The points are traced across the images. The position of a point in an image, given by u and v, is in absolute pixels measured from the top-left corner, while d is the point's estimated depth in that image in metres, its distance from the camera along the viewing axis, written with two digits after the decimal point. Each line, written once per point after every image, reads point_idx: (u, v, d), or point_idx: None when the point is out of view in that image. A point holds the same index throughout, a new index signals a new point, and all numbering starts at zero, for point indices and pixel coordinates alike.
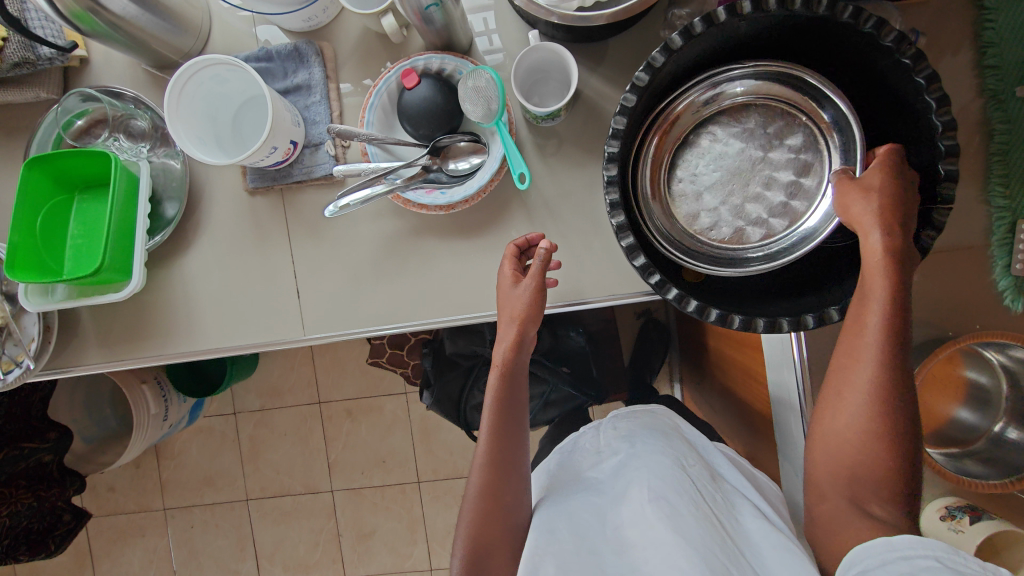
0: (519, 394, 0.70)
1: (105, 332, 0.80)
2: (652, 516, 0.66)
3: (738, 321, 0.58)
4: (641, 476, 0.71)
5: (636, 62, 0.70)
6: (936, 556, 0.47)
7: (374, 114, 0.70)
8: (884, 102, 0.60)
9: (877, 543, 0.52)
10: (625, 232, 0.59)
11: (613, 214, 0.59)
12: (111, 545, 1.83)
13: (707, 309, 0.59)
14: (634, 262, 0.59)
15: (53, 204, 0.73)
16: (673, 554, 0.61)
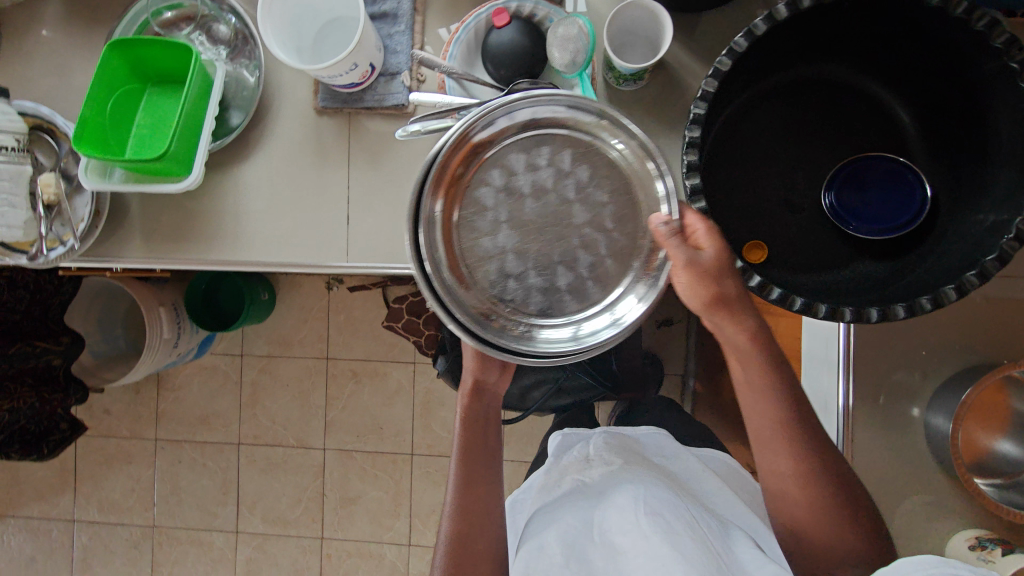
0: (486, 435, 0.81)
1: (150, 228, 0.80)
2: (649, 531, 0.64)
3: (799, 303, 0.56)
4: (635, 489, 0.70)
5: (726, 38, 0.70)
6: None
7: (458, 48, 0.70)
8: (979, 102, 0.59)
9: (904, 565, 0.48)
10: (698, 196, 0.59)
11: (687, 176, 0.59)
12: (96, 468, 1.82)
13: (768, 287, 0.57)
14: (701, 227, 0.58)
15: (126, 90, 0.74)
16: (668, 568, 0.59)
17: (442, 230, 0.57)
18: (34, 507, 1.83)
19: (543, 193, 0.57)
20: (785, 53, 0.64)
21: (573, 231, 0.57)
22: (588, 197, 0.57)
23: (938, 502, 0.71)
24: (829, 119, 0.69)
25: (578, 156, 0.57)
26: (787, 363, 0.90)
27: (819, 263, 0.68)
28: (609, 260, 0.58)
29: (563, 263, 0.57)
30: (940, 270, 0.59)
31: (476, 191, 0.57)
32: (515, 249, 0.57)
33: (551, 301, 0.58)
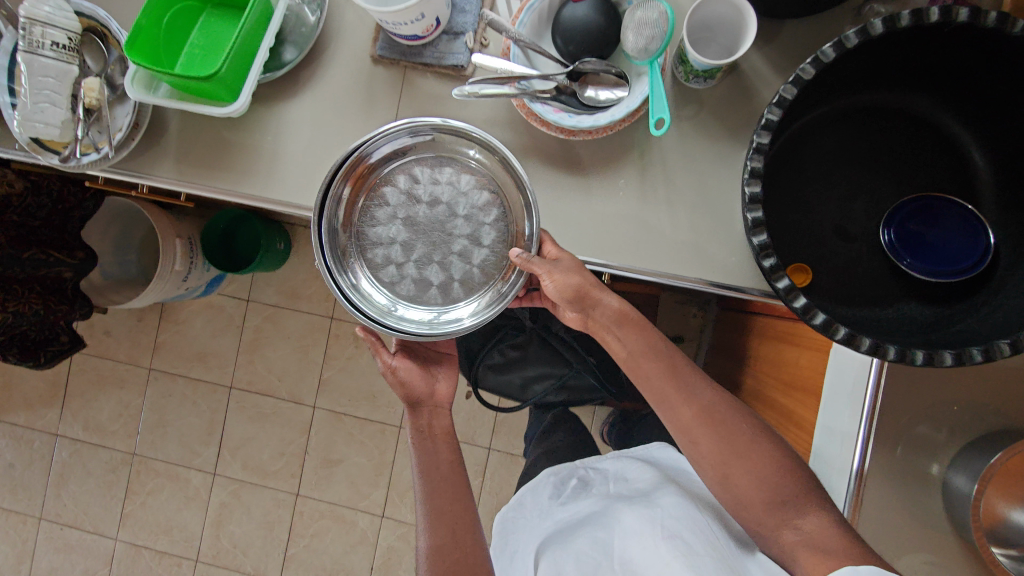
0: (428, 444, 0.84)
1: (186, 150, 0.78)
2: (669, 554, 0.71)
3: (842, 333, 0.54)
4: (651, 512, 0.78)
5: (806, 51, 0.68)
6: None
7: (529, 16, 0.67)
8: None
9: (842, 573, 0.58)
10: (756, 205, 0.56)
11: (748, 184, 0.56)
12: (87, 387, 1.82)
13: (812, 310, 0.55)
14: (754, 238, 0.57)
15: (185, 6, 0.72)
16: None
17: (346, 207, 0.71)
18: (20, 415, 1.84)
19: (438, 203, 0.72)
20: (867, 74, 0.62)
21: (453, 239, 0.72)
22: (472, 216, 0.73)
23: (940, 561, 0.69)
24: (900, 151, 0.66)
25: (474, 182, 0.73)
26: (804, 397, 0.87)
27: (863, 297, 0.66)
28: (476, 269, 0.73)
29: (436, 262, 0.72)
30: (993, 323, 0.57)
31: (383, 188, 0.72)
32: (403, 241, 0.72)
33: (419, 290, 0.73)
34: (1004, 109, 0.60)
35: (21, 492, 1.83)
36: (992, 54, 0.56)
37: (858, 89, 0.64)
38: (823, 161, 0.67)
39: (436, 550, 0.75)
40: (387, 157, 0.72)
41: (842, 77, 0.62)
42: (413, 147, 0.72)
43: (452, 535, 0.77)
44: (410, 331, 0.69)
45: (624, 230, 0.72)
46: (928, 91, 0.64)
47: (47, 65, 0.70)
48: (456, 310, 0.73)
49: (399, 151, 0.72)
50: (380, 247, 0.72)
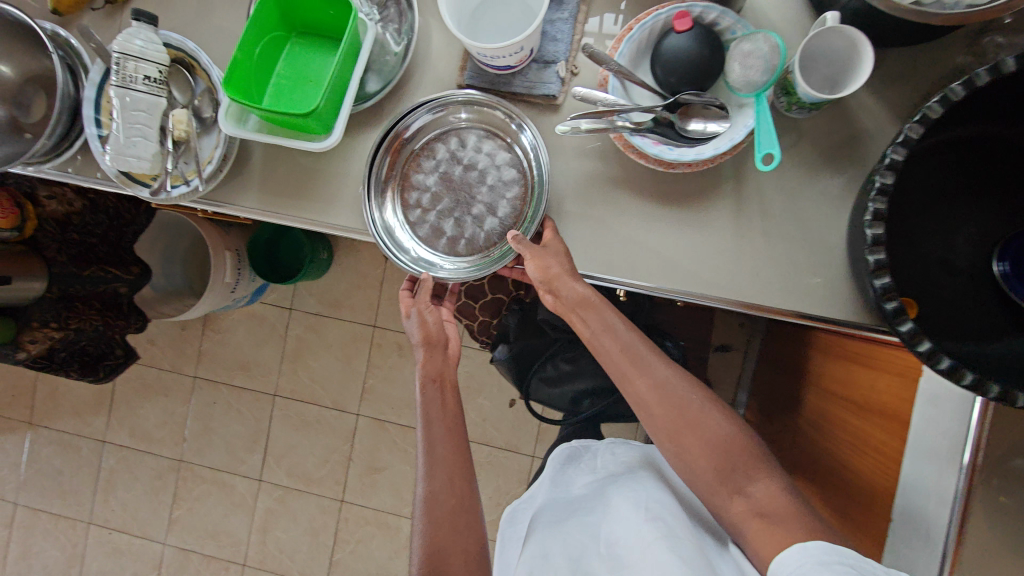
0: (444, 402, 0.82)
1: (273, 181, 0.78)
2: (647, 530, 0.71)
3: (971, 378, 0.53)
4: (638, 497, 0.78)
5: (910, 80, 0.67)
6: (850, 563, 0.53)
7: (629, 47, 0.66)
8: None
9: (794, 550, 0.57)
10: (879, 247, 0.56)
11: (870, 225, 0.56)
12: (134, 395, 1.85)
13: (939, 355, 0.54)
14: (877, 281, 0.56)
15: (274, 37, 0.71)
16: (661, 560, 0.66)
17: (395, 149, 0.77)
18: (69, 422, 1.87)
19: (473, 169, 0.77)
20: (984, 108, 0.61)
21: (474, 202, 0.77)
22: (497, 187, 0.77)
23: None
24: (1009, 182, 0.65)
25: (508, 160, 0.76)
26: (881, 419, 0.86)
27: (970, 332, 0.65)
28: (482, 235, 0.77)
29: (455, 215, 0.78)
30: None
31: (434, 143, 0.78)
32: (434, 191, 0.78)
33: (430, 233, 0.78)
34: None
35: (71, 497, 1.87)
36: None
37: (971, 123, 0.63)
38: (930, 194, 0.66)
39: (431, 496, 0.74)
40: (445, 117, 0.77)
41: (959, 112, 0.61)
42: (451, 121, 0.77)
43: (448, 484, 0.75)
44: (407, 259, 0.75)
45: (718, 262, 0.71)
46: None
47: (140, 98, 0.69)
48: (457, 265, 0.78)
49: (439, 123, 0.77)
50: (409, 202, 0.78)
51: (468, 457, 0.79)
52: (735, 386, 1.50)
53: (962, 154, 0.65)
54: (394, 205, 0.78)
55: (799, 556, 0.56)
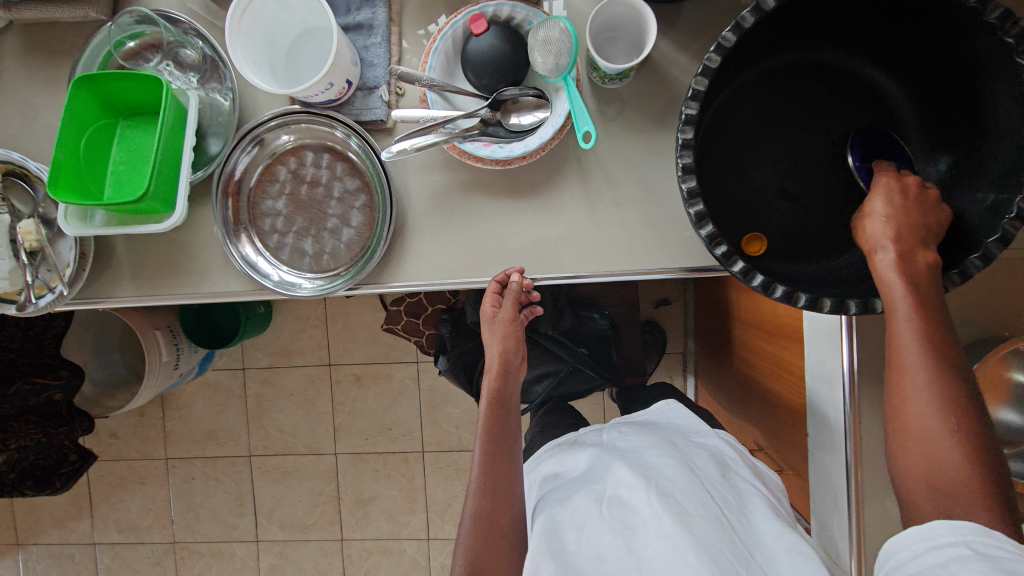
0: (509, 420, 0.81)
1: (140, 265, 0.78)
2: (659, 509, 0.67)
3: (804, 300, 0.56)
4: (648, 470, 0.72)
5: (710, 30, 0.70)
6: (965, 542, 0.49)
7: (436, 59, 0.68)
8: (961, 72, 0.59)
9: (909, 532, 0.53)
10: (696, 199, 0.58)
11: (683, 179, 0.58)
12: (110, 491, 1.83)
13: (772, 285, 0.57)
14: (702, 230, 0.58)
15: (97, 127, 0.71)
16: (679, 550, 0.63)
17: (223, 185, 0.73)
18: (53, 533, 1.85)
19: (317, 184, 0.75)
20: (768, 40, 0.63)
21: (327, 216, 0.75)
22: (344, 198, 0.75)
23: None
24: (822, 101, 0.67)
25: (348, 168, 0.75)
26: (787, 341, 0.89)
27: (816, 251, 0.68)
28: (343, 246, 0.75)
29: (312, 232, 0.75)
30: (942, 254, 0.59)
31: (278, 166, 0.75)
32: (285, 213, 0.75)
33: (292, 256, 0.76)
34: (907, 42, 0.62)
35: None
36: None
37: (767, 55, 0.65)
38: (753, 126, 0.68)
39: (482, 512, 0.72)
40: (274, 134, 0.74)
41: (750, 49, 0.64)
42: (275, 147, 0.75)
43: (497, 498, 0.74)
44: (267, 282, 0.74)
45: (580, 238, 0.73)
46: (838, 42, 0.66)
47: None
48: (334, 280, 0.75)
49: (266, 154, 0.75)
50: (266, 235, 0.75)
51: (517, 470, 0.77)
52: (682, 334, 1.53)
53: (773, 83, 0.67)
54: (251, 242, 0.75)
55: (912, 534, 0.52)
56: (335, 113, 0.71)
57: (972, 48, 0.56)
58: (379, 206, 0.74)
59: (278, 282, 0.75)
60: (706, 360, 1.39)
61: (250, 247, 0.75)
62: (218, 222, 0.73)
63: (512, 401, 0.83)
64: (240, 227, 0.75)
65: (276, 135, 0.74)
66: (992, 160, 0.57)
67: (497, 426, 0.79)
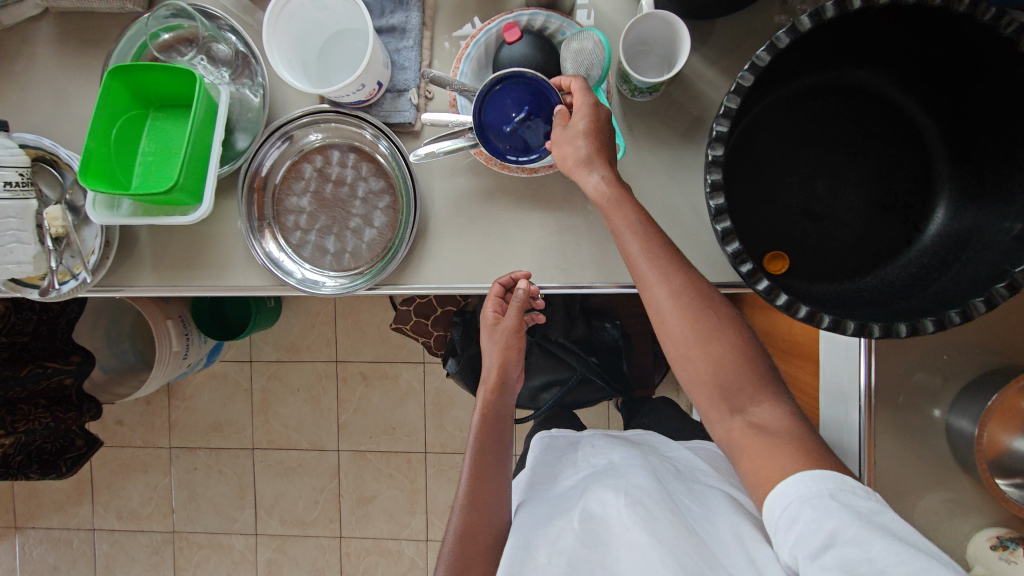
0: (503, 432, 0.82)
1: (162, 256, 0.79)
2: (629, 518, 0.69)
3: (828, 322, 0.55)
4: (619, 482, 0.75)
5: (740, 47, 0.70)
6: (830, 494, 0.54)
7: (468, 65, 0.69)
8: (990, 102, 0.59)
9: (789, 485, 0.56)
10: (723, 216, 0.57)
11: (711, 196, 0.58)
12: (113, 478, 1.83)
13: (796, 305, 0.56)
14: (727, 247, 0.57)
15: (128, 117, 0.71)
16: (647, 555, 0.64)
17: (249, 181, 0.73)
18: (54, 518, 1.85)
19: (342, 184, 0.75)
20: (799, 62, 0.64)
21: (350, 215, 0.76)
22: (369, 198, 0.76)
23: (958, 500, 0.73)
24: (847, 124, 0.68)
25: (375, 169, 0.75)
26: (802, 360, 0.88)
27: (838, 272, 0.68)
28: (365, 246, 0.76)
29: (336, 231, 0.76)
30: (965, 277, 0.58)
31: (305, 164, 0.75)
32: (309, 211, 0.76)
33: (314, 254, 0.76)
34: (936, 72, 0.62)
35: None
36: (910, 24, 0.58)
37: (798, 78, 0.66)
38: (781, 145, 0.68)
39: (465, 527, 0.74)
40: (302, 132, 0.74)
41: (784, 71, 0.64)
42: (303, 145, 0.75)
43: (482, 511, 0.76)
44: (290, 278, 0.74)
45: (600, 248, 0.74)
46: (867, 67, 0.66)
47: (8, 205, 0.68)
48: (354, 279, 0.75)
49: (292, 151, 0.75)
50: (288, 232, 0.76)
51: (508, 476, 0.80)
52: None
53: (801, 104, 0.68)
54: (274, 239, 0.75)
55: (789, 494, 0.55)
56: (364, 113, 0.71)
57: (1004, 77, 0.55)
58: (404, 209, 0.74)
59: (300, 279, 0.75)
60: None
61: (273, 243, 0.75)
62: (243, 217, 0.73)
63: (506, 414, 0.83)
64: (264, 222, 0.75)
65: (303, 134, 0.75)
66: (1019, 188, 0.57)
67: (486, 437, 0.80)
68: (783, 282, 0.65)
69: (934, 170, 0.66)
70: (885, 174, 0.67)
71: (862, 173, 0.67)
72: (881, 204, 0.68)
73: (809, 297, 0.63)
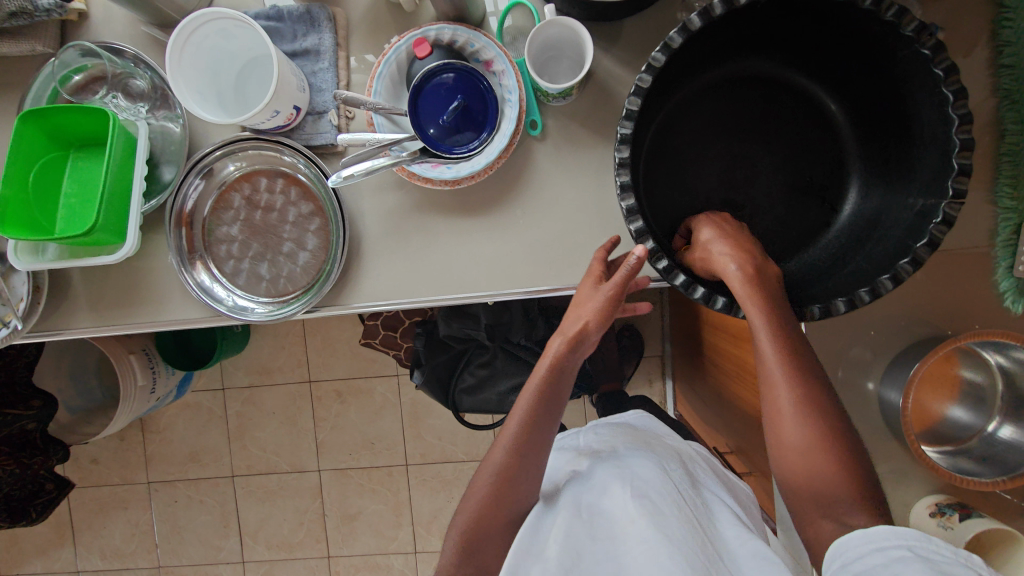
0: (552, 412, 0.66)
1: (96, 296, 0.78)
2: (635, 512, 0.67)
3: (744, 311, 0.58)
4: (625, 473, 0.73)
5: (651, 45, 0.71)
6: (909, 546, 0.49)
7: (382, 83, 0.69)
8: (885, 85, 0.61)
9: (853, 536, 0.52)
10: (635, 216, 0.58)
11: (622, 197, 0.59)
12: (93, 517, 1.80)
13: (713, 296, 0.58)
14: (643, 246, 0.58)
15: (46, 160, 0.71)
16: (655, 554, 0.63)
17: (175, 217, 0.73)
18: (36, 562, 1.83)
19: (271, 210, 0.76)
20: (704, 56, 0.65)
21: (282, 240, 0.76)
22: (299, 222, 0.76)
23: (901, 471, 0.75)
24: (761, 111, 0.69)
25: (302, 193, 0.75)
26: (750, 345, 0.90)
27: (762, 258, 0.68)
28: (299, 269, 0.76)
29: (269, 258, 0.76)
30: (876, 253, 0.60)
31: (233, 194, 0.75)
32: (240, 240, 0.76)
33: (248, 281, 0.76)
34: (836, 56, 0.64)
35: None
36: (803, 10, 0.59)
37: (707, 70, 0.67)
38: (698, 138, 0.69)
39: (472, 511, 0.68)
40: (224, 162, 0.74)
41: (689, 66, 0.65)
42: (224, 176, 0.75)
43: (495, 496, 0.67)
44: (223, 306, 0.74)
45: (533, 255, 0.74)
46: (771, 54, 0.68)
47: None
48: (286, 306, 0.75)
49: (215, 184, 0.75)
50: (221, 261, 0.76)
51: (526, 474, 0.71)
52: (658, 338, 1.54)
53: (714, 96, 0.69)
54: (207, 269, 0.75)
55: (864, 541, 0.51)
56: (284, 138, 0.71)
57: (895, 60, 0.57)
58: (332, 231, 0.74)
59: (231, 308, 0.74)
60: (681, 364, 1.40)
61: (205, 273, 0.75)
62: (171, 251, 0.72)
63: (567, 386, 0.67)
64: (196, 254, 0.75)
65: (225, 164, 0.74)
66: (920, 166, 0.59)
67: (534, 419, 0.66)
68: None
69: (846, 151, 0.68)
70: (802, 159, 0.68)
71: (778, 159, 0.69)
72: (799, 187, 0.69)
73: None
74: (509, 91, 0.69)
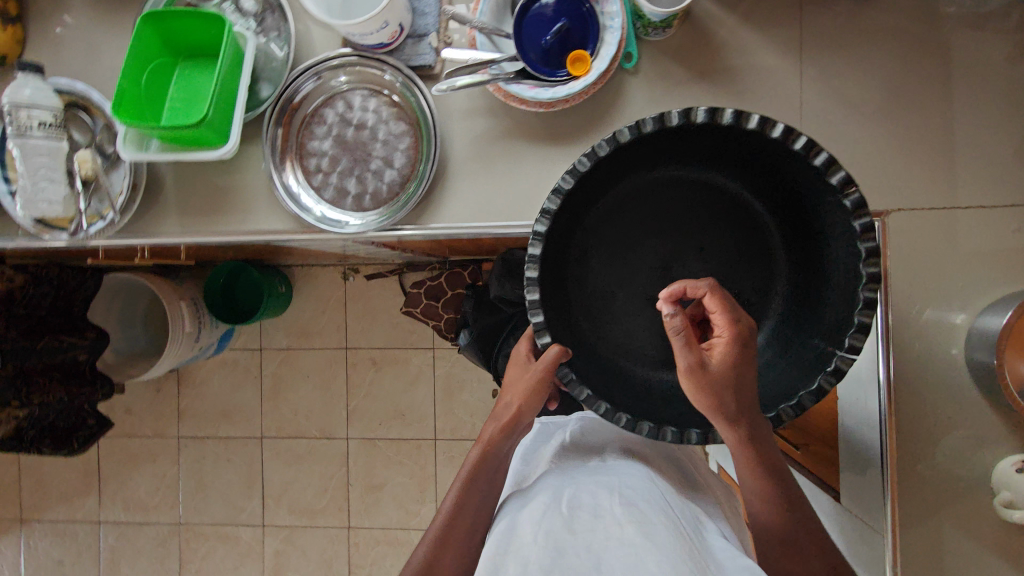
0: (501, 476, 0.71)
1: (184, 202, 0.80)
2: (620, 517, 0.57)
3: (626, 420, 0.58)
4: (611, 480, 0.63)
5: None
6: None
7: (487, 5, 0.72)
8: (826, 226, 0.60)
9: None
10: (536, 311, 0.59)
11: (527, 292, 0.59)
12: (121, 468, 1.82)
13: (617, 413, 0.59)
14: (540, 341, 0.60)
15: (159, 63, 0.74)
16: (641, 561, 0.51)
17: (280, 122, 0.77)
18: (60, 509, 1.84)
19: (365, 128, 0.78)
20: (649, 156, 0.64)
21: (371, 157, 0.78)
22: (391, 142, 0.78)
23: (976, 432, 0.74)
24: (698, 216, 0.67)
25: (395, 114, 0.78)
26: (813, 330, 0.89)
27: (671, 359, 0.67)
28: (384, 188, 0.78)
29: (358, 172, 0.78)
30: (779, 382, 0.62)
31: (334, 107, 0.78)
32: (331, 154, 0.78)
33: (335, 194, 0.78)
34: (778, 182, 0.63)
35: None
36: (746, 138, 0.60)
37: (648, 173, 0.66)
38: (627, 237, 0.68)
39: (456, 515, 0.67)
40: (331, 75, 0.77)
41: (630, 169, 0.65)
42: (331, 87, 0.78)
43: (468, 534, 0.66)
44: (310, 215, 0.76)
45: None
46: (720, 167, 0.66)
47: (40, 145, 0.73)
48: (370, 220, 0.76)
49: (320, 93, 0.78)
50: (311, 172, 0.78)
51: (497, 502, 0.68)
52: None
53: (653, 197, 0.67)
54: (297, 176, 0.78)
55: None
56: (387, 56, 0.74)
57: (828, 204, 0.58)
58: (427, 150, 0.76)
59: (317, 217, 0.77)
60: None
61: (294, 178, 0.77)
62: (266, 150, 0.76)
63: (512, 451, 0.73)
64: (289, 161, 0.78)
65: (333, 76, 0.77)
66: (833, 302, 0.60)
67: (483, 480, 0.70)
68: (623, 373, 0.66)
69: (776, 272, 0.67)
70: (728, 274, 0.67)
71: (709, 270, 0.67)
72: None
73: (637, 393, 0.64)
74: (611, 18, 0.70)
